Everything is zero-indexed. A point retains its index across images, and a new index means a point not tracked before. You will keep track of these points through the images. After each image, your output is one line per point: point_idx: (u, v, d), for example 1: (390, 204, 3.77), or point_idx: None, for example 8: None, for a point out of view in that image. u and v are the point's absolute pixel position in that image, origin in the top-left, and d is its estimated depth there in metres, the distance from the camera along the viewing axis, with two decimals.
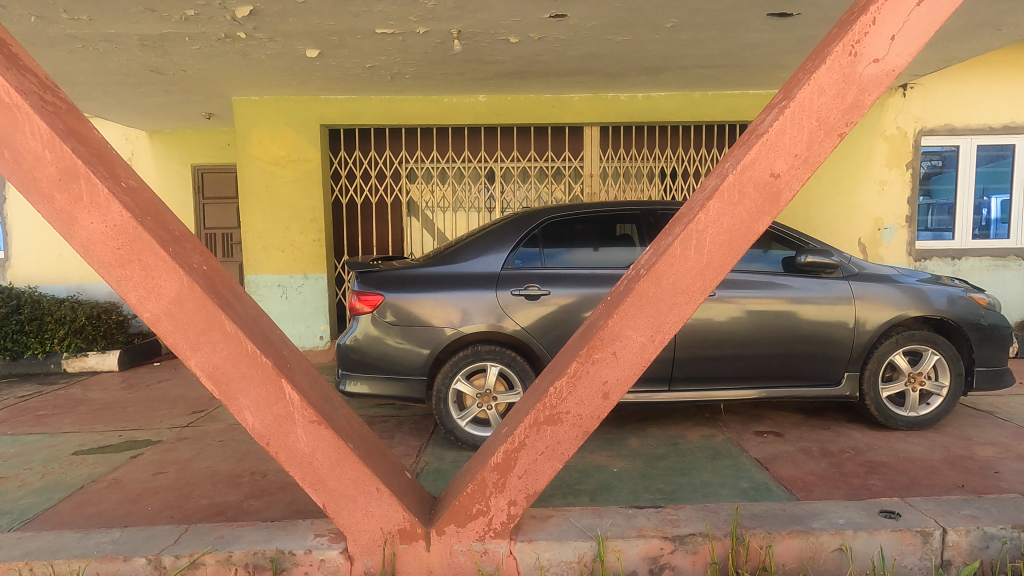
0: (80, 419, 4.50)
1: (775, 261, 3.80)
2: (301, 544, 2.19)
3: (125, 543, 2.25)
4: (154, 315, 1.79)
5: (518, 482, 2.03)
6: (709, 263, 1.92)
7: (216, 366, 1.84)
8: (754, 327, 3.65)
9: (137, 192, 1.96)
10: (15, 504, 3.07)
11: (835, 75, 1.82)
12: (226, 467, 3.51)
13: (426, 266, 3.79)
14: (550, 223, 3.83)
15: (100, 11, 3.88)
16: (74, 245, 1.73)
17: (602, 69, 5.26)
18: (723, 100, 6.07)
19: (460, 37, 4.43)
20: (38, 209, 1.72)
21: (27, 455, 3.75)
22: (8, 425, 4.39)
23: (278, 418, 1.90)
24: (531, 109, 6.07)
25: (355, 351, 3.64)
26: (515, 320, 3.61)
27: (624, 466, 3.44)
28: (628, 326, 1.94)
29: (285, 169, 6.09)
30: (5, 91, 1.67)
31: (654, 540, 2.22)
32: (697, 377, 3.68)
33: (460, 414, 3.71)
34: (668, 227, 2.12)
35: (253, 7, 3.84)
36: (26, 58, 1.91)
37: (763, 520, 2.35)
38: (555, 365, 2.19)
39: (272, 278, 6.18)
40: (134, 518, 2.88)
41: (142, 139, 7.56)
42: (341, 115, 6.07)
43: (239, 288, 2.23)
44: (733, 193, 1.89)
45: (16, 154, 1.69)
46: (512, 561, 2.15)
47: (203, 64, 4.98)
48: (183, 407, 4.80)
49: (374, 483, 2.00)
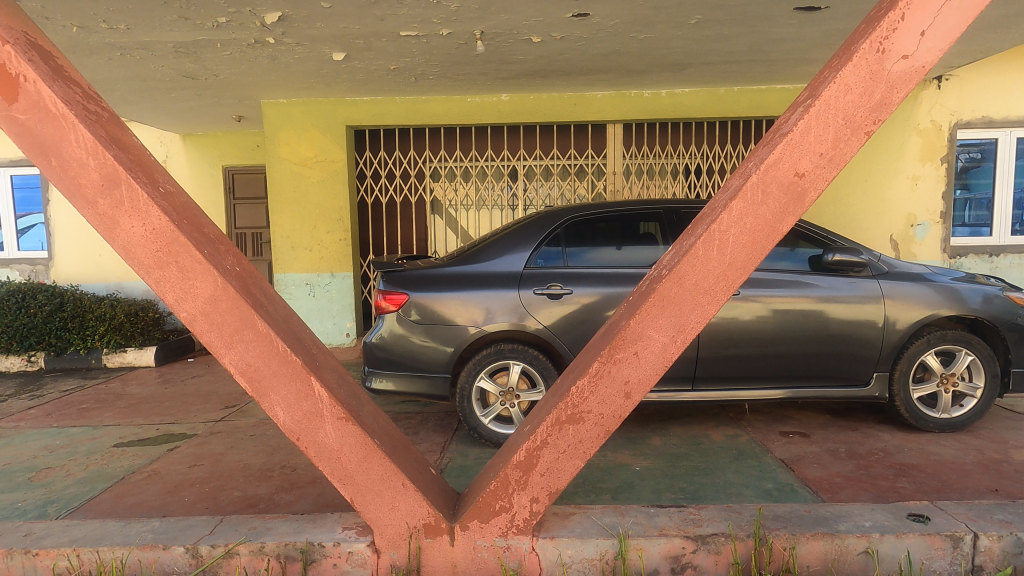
0: (120, 413, 4.69)
1: (802, 260, 3.74)
2: (329, 536, 2.26)
3: (164, 532, 2.35)
4: (191, 314, 1.87)
5: (541, 480, 2.07)
6: (732, 263, 1.92)
7: (249, 364, 1.91)
8: (780, 326, 3.60)
9: (174, 197, 2.04)
10: (61, 493, 3.22)
11: (861, 72, 1.80)
12: (257, 461, 3.62)
13: (449, 265, 3.84)
14: (572, 223, 3.84)
15: (136, 20, 4.02)
16: (116, 248, 1.82)
17: (624, 67, 5.22)
18: (750, 95, 5.98)
19: (484, 37, 4.47)
20: (83, 213, 1.81)
21: (71, 447, 3.93)
22: (54, 417, 4.60)
23: (308, 415, 1.96)
24: (553, 107, 6.07)
25: (381, 348, 3.72)
26: (537, 319, 3.64)
27: (646, 465, 3.44)
28: (649, 327, 1.96)
29: (312, 170, 6.22)
30: (52, 101, 1.76)
31: (676, 540, 2.23)
32: (720, 377, 3.65)
33: (483, 412, 3.75)
34: (691, 227, 2.12)
35: (281, 13, 3.95)
36: (70, 69, 2.00)
37: (787, 521, 2.33)
38: (577, 364, 2.21)
39: (300, 276, 6.32)
40: (172, 509, 3.01)
41: (175, 142, 7.78)
42: (365, 116, 6.16)
43: (270, 288, 2.30)
44: (757, 194, 1.88)
45: (62, 161, 1.78)
46: (535, 558, 2.18)
47: (234, 69, 5.12)
48: (216, 402, 4.97)
49: (400, 479, 2.05)
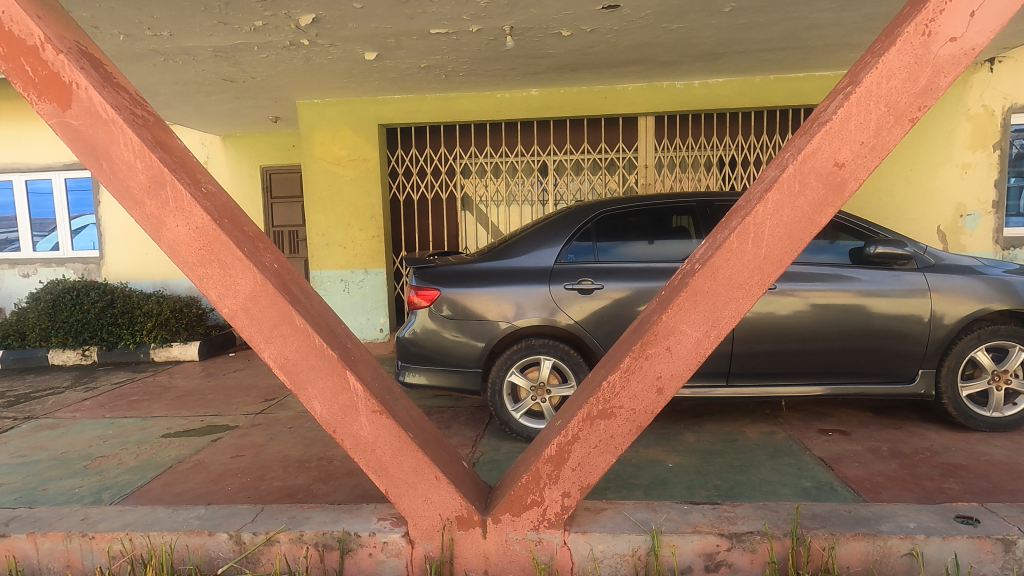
0: (167, 405, 4.90)
1: (842, 252, 3.62)
2: (365, 526, 2.31)
3: (209, 519, 2.45)
4: (232, 310, 1.94)
5: (572, 474, 2.07)
6: (768, 257, 1.88)
7: (288, 358, 1.97)
8: (819, 321, 3.51)
9: (215, 196, 2.11)
10: (114, 480, 3.39)
11: (905, 57, 1.73)
12: (295, 452, 3.73)
13: (480, 260, 3.86)
14: (603, 217, 3.81)
15: (178, 26, 4.16)
16: (162, 246, 1.91)
17: (655, 58, 5.14)
18: (787, 84, 5.79)
19: (513, 33, 4.47)
20: (131, 213, 1.89)
21: (123, 437, 4.12)
22: (106, 408, 4.84)
23: (343, 407, 2.01)
24: (583, 101, 6.02)
25: (413, 343, 3.77)
26: (568, 314, 3.63)
27: (679, 461, 3.40)
28: (682, 321, 1.93)
29: (345, 169, 6.34)
30: (102, 107, 1.84)
31: (711, 537, 2.20)
32: (756, 373, 3.57)
33: (514, 407, 3.76)
34: (725, 220, 2.09)
35: (315, 15, 4.03)
36: (119, 76, 2.09)
37: (827, 520, 2.27)
38: (609, 359, 2.20)
39: (335, 273, 6.46)
40: (216, 497, 3.13)
41: (216, 143, 8.05)
42: (397, 114, 6.23)
43: (306, 284, 2.36)
44: (794, 184, 1.83)
45: (112, 164, 1.87)
46: (567, 552, 2.19)
47: (270, 71, 5.25)
48: (256, 395, 5.13)
49: (433, 471, 2.09)
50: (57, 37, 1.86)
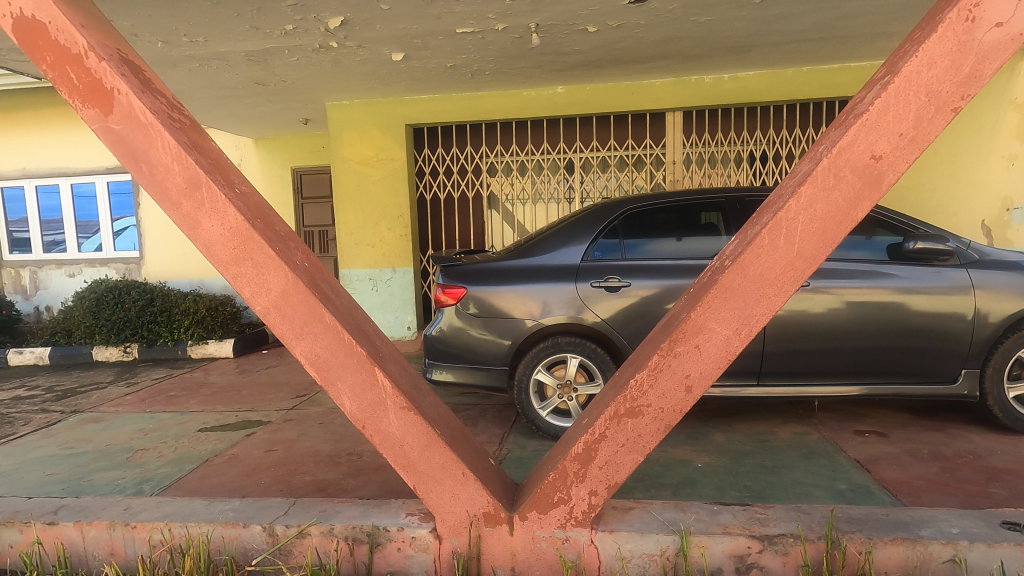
0: (204, 400, 5.05)
1: (879, 248, 3.51)
2: (394, 521, 2.34)
3: (244, 511, 2.52)
4: (265, 307, 1.99)
5: (599, 473, 2.06)
6: (801, 253, 1.83)
7: (318, 355, 2.01)
8: (854, 319, 3.41)
9: (248, 197, 2.17)
10: (154, 472, 3.52)
11: (947, 44, 1.66)
12: (326, 448, 3.80)
13: (507, 258, 3.87)
14: (630, 214, 3.78)
15: (212, 32, 4.27)
16: (198, 246, 1.97)
17: (683, 52, 5.07)
18: (821, 75, 5.63)
19: (539, 30, 4.45)
20: (169, 214, 1.96)
21: (162, 431, 4.27)
22: (147, 403, 5.02)
23: (372, 403, 2.04)
24: (610, 97, 5.97)
25: (440, 341, 3.80)
26: (595, 312, 3.61)
27: (709, 461, 3.35)
28: (711, 319, 1.90)
29: (373, 169, 6.43)
30: (141, 111, 1.90)
31: (741, 539, 2.16)
32: (788, 372, 3.49)
33: (541, 405, 3.76)
34: (756, 216, 2.05)
35: (344, 17, 4.09)
36: (156, 81, 2.16)
37: (863, 524, 2.21)
38: (636, 357, 2.18)
39: (363, 272, 6.56)
40: (250, 490, 3.22)
41: (249, 146, 8.25)
42: (423, 114, 6.29)
43: (336, 282, 2.40)
44: (828, 178, 1.78)
45: (152, 166, 1.94)
46: (594, 550, 2.18)
47: (301, 74, 5.35)
48: (288, 391, 5.24)
49: (460, 468, 2.10)
50: (99, 45, 1.94)
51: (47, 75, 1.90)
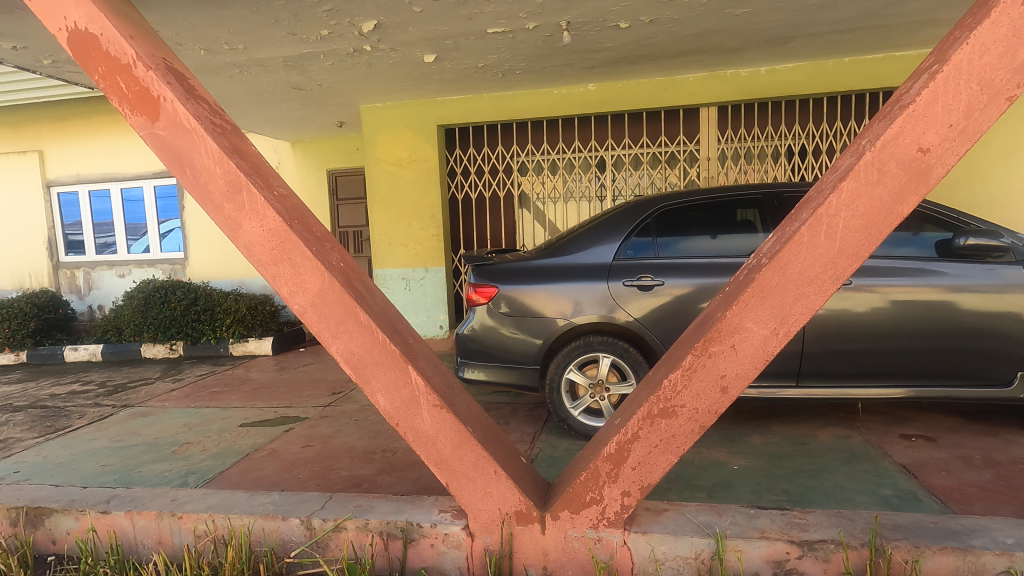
0: (245, 396, 5.21)
1: (927, 245, 3.38)
2: (427, 517, 2.37)
3: (283, 504, 2.59)
4: (303, 306, 2.05)
5: (632, 473, 2.04)
6: (843, 250, 1.78)
7: (353, 353, 2.06)
8: (900, 318, 3.28)
9: (287, 199, 2.23)
10: (199, 465, 3.66)
11: (1001, 30, 1.58)
12: (361, 444, 3.88)
13: (538, 257, 3.86)
14: (663, 212, 3.72)
15: (251, 39, 4.41)
16: (239, 247, 2.03)
17: (717, 46, 4.96)
18: (864, 65, 5.43)
19: (570, 28, 4.43)
20: (212, 216, 2.03)
21: (205, 425, 4.43)
22: (191, 399, 5.22)
23: (406, 401, 2.07)
24: (642, 94, 5.90)
25: (472, 340, 3.82)
26: (628, 311, 3.58)
27: (745, 464, 3.27)
28: (748, 318, 1.86)
29: (406, 169, 6.51)
30: (185, 117, 1.98)
31: (779, 544, 2.10)
32: (829, 373, 3.38)
33: (573, 404, 3.74)
34: (795, 212, 1.99)
35: (377, 21, 4.16)
36: (199, 88, 2.24)
37: (909, 531, 2.12)
38: (670, 357, 2.15)
39: (396, 271, 6.66)
40: (289, 484, 3.31)
41: (286, 149, 8.47)
42: (455, 115, 6.33)
43: (370, 282, 2.45)
44: (871, 172, 1.72)
45: (195, 171, 2.01)
46: (626, 552, 2.16)
47: (336, 77, 5.47)
48: (324, 388, 5.37)
49: (492, 466, 2.11)
50: (146, 55, 2.02)
51: (99, 85, 2.01)
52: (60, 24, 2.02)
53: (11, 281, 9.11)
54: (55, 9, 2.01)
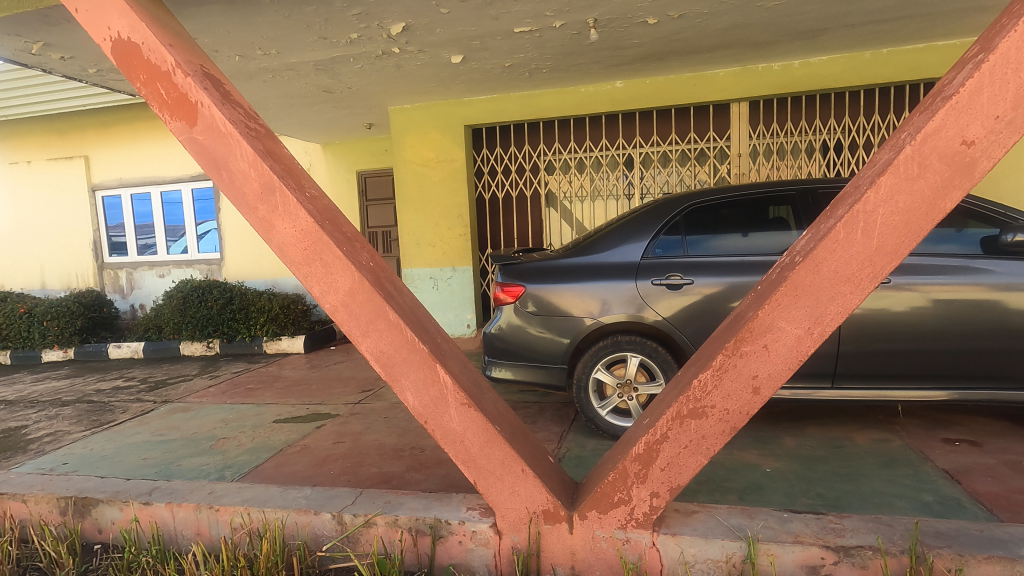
0: (278, 393, 5.34)
1: (971, 242, 3.25)
2: (455, 514, 2.39)
3: (315, 499, 2.65)
4: (334, 305, 2.09)
5: (661, 474, 2.02)
6: (881, 248, 1.72)
7: (383, 351, 2.09)
8: (941, 318, 3.16)
9: (318, 200, 2.28)
10: (235, 460, 3.76)
11: None
12: (390, 441, 3.93)
13: (566, 256, 3.85)
14: (693, 210, 3.67)
15: (284, 44, 4.51)
16: (273, 247, 2.09)
17: (749, 40, 4.86)
18: (903, 56, 5.24)
19: (597, 25, 4.40)
20: (247, 217, 2.09)
21: (241, 421, 4.56)
22: (228, 395, 5.37)
23: (434, 399, 2.09)
24: (671, 90, 5.82)
25: (499, 339, 3.84)
26: (656, 310, 3.54)
27: (778, 466, 3.20)
28: (780, 318, 1.82)
29: (433, 170, 6.57)
30: (221, 121, 2.03)
31: (814, 549, 2.05)
32: (866, 375, 3.28)
33: (601, 404, 3.71)
34: (830, 209, 1.94)
35: (405, 23, 4.20)
36: (235, 93, 2.31)
37: (952, 539, 2.04)
38: (699, 357, 2.12)
39: (424, 270, 6.73)
40: (320, 479, 3.38)
41: (317, 151, 8.65)
42: (482, 115, 6.36)
43: (399, 281, 2.48)
44: (912, 167, 1.66)
45: (231, 174, 2.07)
46: (656, 553, 2.14)
47: (365, 80, 5.55)
48: (354, 386, 5.46)
49: (519, 465, 2.12)
50: (184, 62, 2.09)
51: (141, 92, 2.09)
52: (105, 34, 2.10)
53: (59, 281, 9.53)
54: (100, 20, 2.10)
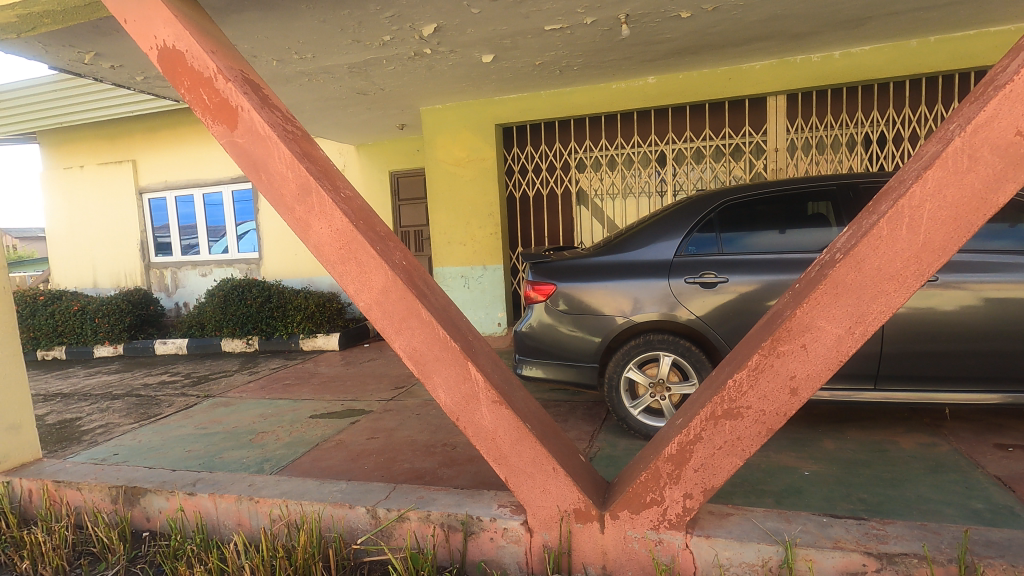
0: (314, 389, 5.48)
1: None
2: (486, 511, 2.41)
3: (350, 493, 2.71)
4: (368, 304, 2.13)
5: (694, 475, 1.99)
6: (927, 244, 1.66)
7: (416, 349, 2.12)
8: (993, 317, 3.02)
9: (352, 200, 2.32)
10: (274, 453, 3.88)
11: None
12: (422, 438, 3.98)
13: (597, 254, 3.82)
14: (728, 206, 3.59)
15: (319, 48, 4.60)
16: (310, 247, 2.14)
17: (787, 31, 4.73)
18: (952, 44, 5.02)
19: (629, 21, 4.36)
20: (285, 218, 2.15)
21: (279, 416, 4.69)
22: (267, 390, 5.53)
23: (466, 396, 2.11)
24: (705, 84, 5.70)
25: (530, 337, 3.84)
26: (690, 309, 3.49)
27: (817, 470, 3.12)
28: (820, 317, 1.77)
29: (464, 169, 6.62)
30: (260, 125, 2.10)
31: (855, 555, 1.99)
32: (911, 376, 3.15)
33: (632, 403, 3.67)
34: (872, 205, 1.88)
35: (437, 24, 4.24)
36: (272, 96, 2.37)
37: (1006, 549, 1.95)
38: (734, 357, 2.08)
39: (456, 269, 6.78)
40: (355, 473, 3.45)
41: (351, 152, 8.81)
42: (512, 113, 6.36)
43: (431, 280, 2.51)
44: (961, 160, 1.59)
45: (270, 176, 2.13)
46: (689, 555, 2.11)
47: (398, 81, 5.63)
48: (387, 383, 5.55)
49: (551, 463, 2.12)
50: (225, 67, 2.16)
51: (185, 98, 2.17)
52: (151, 42, 2.20)
53: (109, 280, 9.98)
54: (147, 30, 2.19)
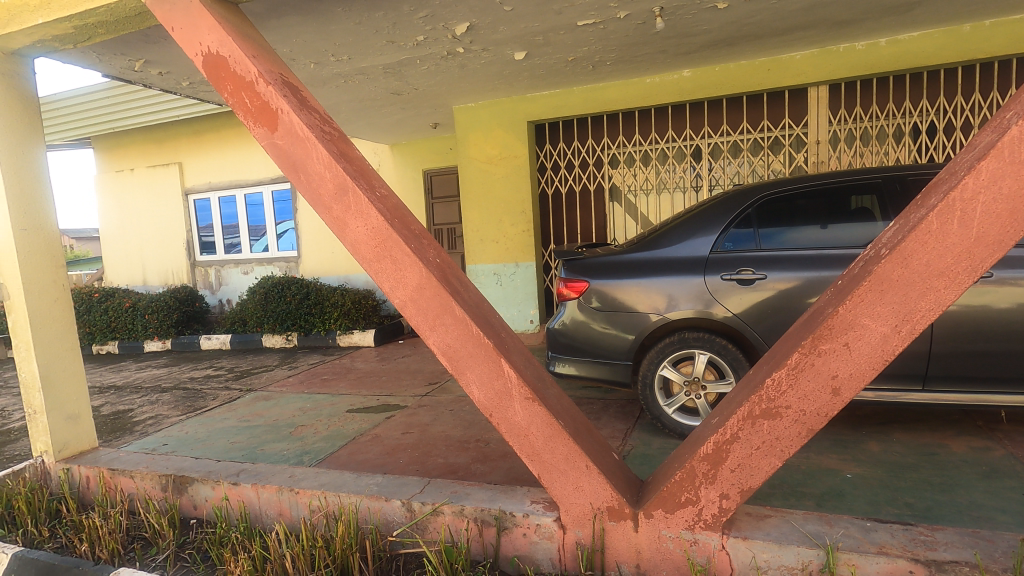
0: (351, 384, 5.60)
1: None
2: (519, 507, 2.42)
3: (386, 486, 2.77)
4: (402, 300, 2.17)
5: (731, 476, 1.95)
6: (981, 239, 1.59)
7: (449, 345, 2.15)
8: None
9: (387, 199, 2.36)
10: (313, 446, 3.98)
11: None
12: (456, 433, 4.03)
13: (631, 251, 3.78)
14: (766, 201, 3.50)
15: (355, 50, 4.69)
16: (347, 245, 2.19)
17: (829, 19, 4.57)
18: (1010, 28, 4.75)
19: (663, 14, 4.29)
20: (323, 217, 2.21)
21: (318, 410, 4.82)
22: (305, 385, 5.69)
23: (499, 393, 2.13)
24: (742, 76, 5.57)
25: (563, 334, 3.83)
26: (726, 306, 3.42)
27: (860, 472, 3.02)
28: (863, 315, 1.71)
29: (497, 167, 6.64)
30: (299, 126, 2.15)
31: (901, 561, 1.92)
32: (962, 377, 3.01)
33: (667, 402, 3.62)
34: (921, 198, 1.81)
35: (470, 23, 4.27)
36: (310, 98, 2.43)
37: None
38: (773, 355, 2.04)
39: (488, 267, 6.83)
40: (390, 467, 3.51)
41: (386, 152, 8.96)
42: (545, 110, 6.35)
43: (465, 277, 2.53)
44: (1017, 150, 1.52)
45: (309, 176, 2.19)
46: (725, 556, 2.08)
47: (431, 81, 5.68)
48: (422, 378, 5.63)
49: (584, 460, 2.12)
50: (266, 71, 2.23)
51: (228, 102, 2.25)
52: (197, 49, 2.29)
53: (157, 278, 10.41)
54: (193, 37, 2.28)
